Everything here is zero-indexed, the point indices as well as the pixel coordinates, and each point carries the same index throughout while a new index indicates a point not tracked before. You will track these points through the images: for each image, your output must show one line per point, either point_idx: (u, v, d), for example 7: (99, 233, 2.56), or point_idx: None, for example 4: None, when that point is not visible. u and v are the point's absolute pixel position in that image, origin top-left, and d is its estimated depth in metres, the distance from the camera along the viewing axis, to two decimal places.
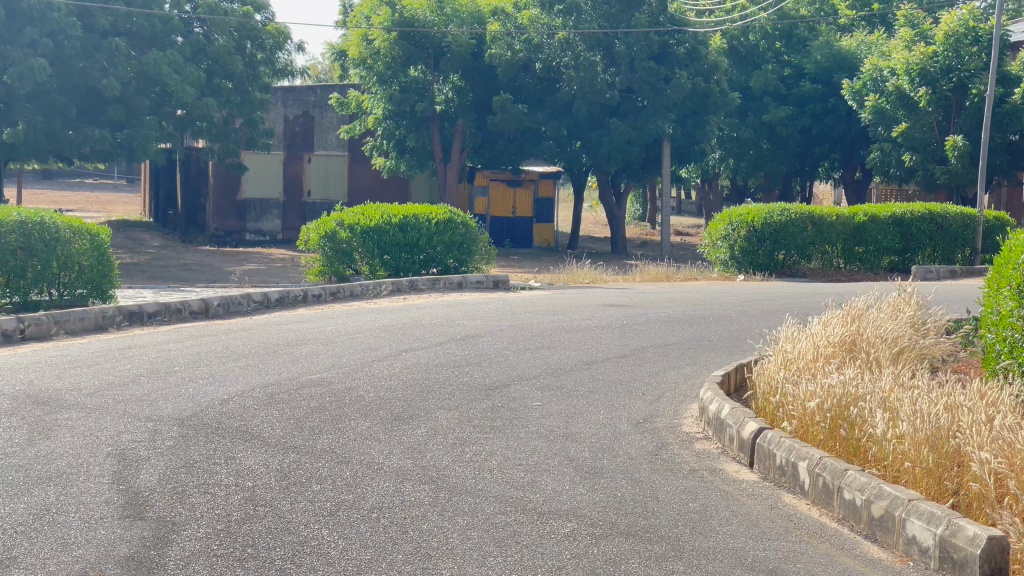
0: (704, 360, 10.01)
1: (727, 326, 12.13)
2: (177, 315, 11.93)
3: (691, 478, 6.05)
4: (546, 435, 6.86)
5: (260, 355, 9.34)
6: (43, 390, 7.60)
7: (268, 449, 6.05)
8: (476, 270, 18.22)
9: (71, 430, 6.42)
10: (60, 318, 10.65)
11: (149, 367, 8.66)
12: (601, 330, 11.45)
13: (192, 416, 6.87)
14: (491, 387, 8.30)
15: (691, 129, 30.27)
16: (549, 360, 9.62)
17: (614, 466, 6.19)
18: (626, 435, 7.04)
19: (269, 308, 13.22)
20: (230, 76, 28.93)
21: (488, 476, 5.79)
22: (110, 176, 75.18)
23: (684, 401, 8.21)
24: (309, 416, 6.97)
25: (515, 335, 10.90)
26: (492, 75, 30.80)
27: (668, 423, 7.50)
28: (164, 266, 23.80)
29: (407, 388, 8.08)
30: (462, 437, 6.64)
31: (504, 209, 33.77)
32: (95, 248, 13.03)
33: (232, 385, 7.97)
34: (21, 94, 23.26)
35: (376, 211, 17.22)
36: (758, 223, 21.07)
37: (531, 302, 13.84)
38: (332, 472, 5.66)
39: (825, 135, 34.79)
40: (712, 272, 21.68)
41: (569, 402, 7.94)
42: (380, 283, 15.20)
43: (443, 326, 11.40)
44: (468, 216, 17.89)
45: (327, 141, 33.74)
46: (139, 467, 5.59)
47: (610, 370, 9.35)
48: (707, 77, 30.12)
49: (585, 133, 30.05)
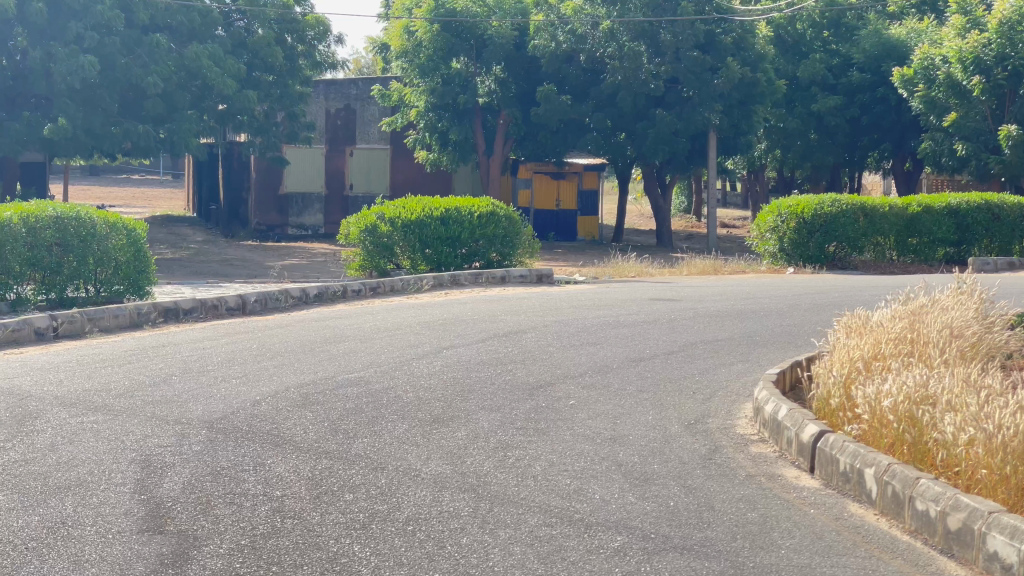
0: (757, 357, 9.62)
1: (778, 320, 11.75)
2: (214, 311, 11.65)
3: (748, 485, 5.69)
4: (592, 437, 6.52)
5: (296, 353, 9.04)
6: (69, 392, 7.32)
7: (299, 455, 5.73)
8: (519, 264, 17.89)
9: (95, 434, 6.13)
10: (94, 315, 10.39)
11: (182, 366, 8.38)
12: (649, 325, 11.10)
13: (222, 418, 6.58)
14: (535, 387, 7.96)
15: (738, 120, 29.78)
16: (595, 357, 9.27)
17: (665, 472, 5.84)
18: (677, 438, 6.68)
19: (308, 303, 12.93)
20: (271, 69, 28.72)
21: (532, 484, 5.45)
22: (156, 172, 75.39)
23: (738, 399, 7.85)
24: (345, 418, 6.65)
25: (560, 331, 10.56)
26: (535, 67, 30.43)
27: (720, 424, 7.13)
28: (205, 261, 23.60)
29: (447, 387, 7.75)
30: (505, 440, 6.31)
31: (548, 202, 33.47)
32: (132, 244, 12.76)
33: (265, 384, 7.66)
34: (62, 89, 23.04)
35: (418, 204, 16.97)
36: (808, 215, 20.64)
37: (577, 296, 13.46)
38: (366, 481, 5.34)
39: (875, 124, 34.23)
40: (761, 265, 21.31)
41: (616, 402, 7.58)
42: (421, 278, 14.89)
43: (485, 321, 11.07)
44: (511, 209, 17.55)
45: (370, 134, 33.49)
46: (163, 475, 5.29)
47: (657, 368, 8.98)
48: (754, 66, 29.63)
49: (630, 125, 29.62)
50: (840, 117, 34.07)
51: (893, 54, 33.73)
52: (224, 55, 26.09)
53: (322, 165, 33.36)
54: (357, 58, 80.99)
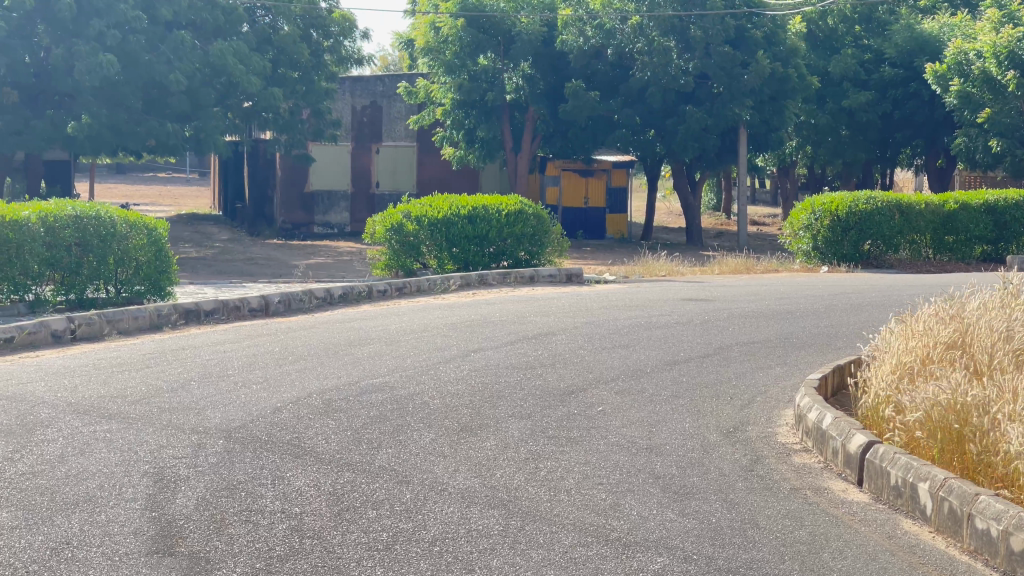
0: (795, 359, 9.32)
1: (816, 321, 11.43)
2: (235, 313, 11.40)
3: (794, 500, 5.38)
4: (628, 447, 6.20)
5: (319, 356, 8.77)
6: (82, 398, 7.06)
7: (321, 468, 5.45)
8: (548, 264, 17.56)
9: (108, 444, 5.86)
10: (113, 317, 10.13)
11: (201, 370, 8.12)
12: (683, 327, 10.78)
13: (241, 426, 6.30)
14: (567, 392, 7.66)
15: (769, 116, 29.41)
16: (628, 361, 8.97)
17: (704, 485, 5.53)
18: (717, 448, 6.37)
19: (332, 304, 12.66)
20: (296, 66, 28.49)
21: (566, 499, 5.16)
22: (183, 170, 75.31)
23: (778, 406, 7.55)
24: (369, 427, 6.37)
25: (592, 333, 10.27)
26: (563, 63, 30.11)
27: (760, 432, 6.82)
28: (230, 260, 23.38)
29: (475, 393, 7.46)
30: (536, 451, 6.02)
31: (576, 200, 33.09)
32: (153, 244, 12.47)
33: (286, 390, 7.38)
34: (85, 86, 22.82)
35: (445, 202, 16.69)
36: (843, 212, 20.30)
37: (610, 296, 13.16)
38: (391, 496, 5.05)
39: (908, 120, 33.80)
40: (794, 263, 20.89)
41: (650, 409, 7.27)
42: (448, 277, 14.60)
43: (515, 323, 10.77)
44: (540, 207, 17.21)
45: (396, 132, 33.25)
46: (176, 489, 5.01)
47: (694, 371, 8.68)
48: (785, 62, 29.27)
49: (659, 121, 29.27)
50: (872, 113, 33.64)
51: (925, 49, 33.25)
52: (249, 52, 25.85)
53: (348, 162, 33.13)
54: (384, 55, 80.91)
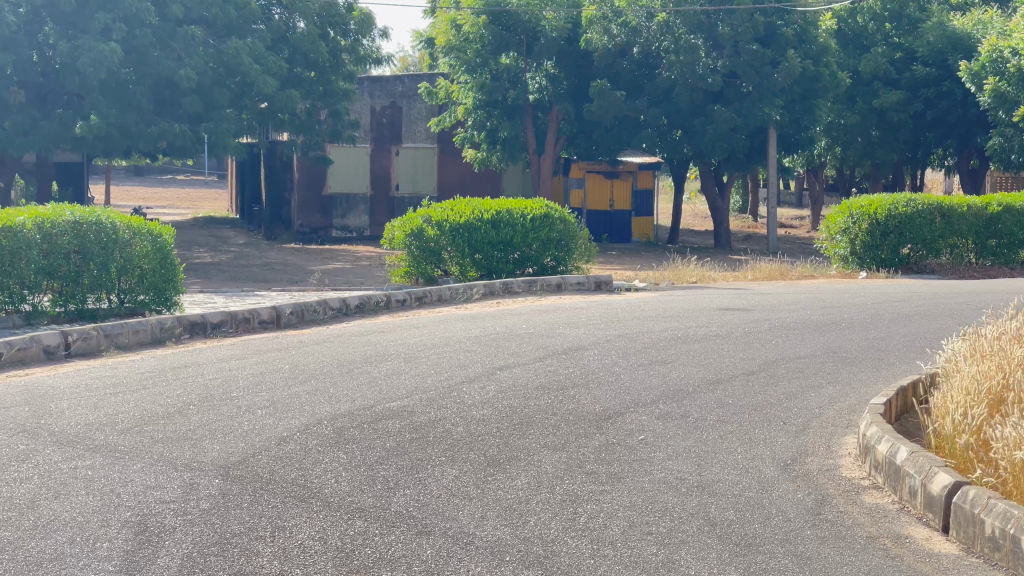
0: (847, 377, 8.56)
1: (864, 333, 10.66)
2: (245, 325, 10.72)
3: (872, 553, 4.65)
4: (677, 485, 5.50)
5: (333, 375, 8.08)
6: (68, 426, 6.39)
7: (330, 516, 4.74)
8: (575, 270, 16.78)
9: (89, 484, 5.20)
10: (111, 331, 9.48)
11: (201, 393, 7.41)
12: (722, 341, 10.04)
13: (241, 462, 5.61)
14: (602, 417, 6.96)
15: (799, 115, 28.68)
16: (668, 380, 8.23)
17: (767, 534, 4.81)
18: (776, 485, 5.64)
19: (349, 315, 11.94)
20: (313, 66, 27.84)
21: (612, 555, 4.45)
22: (201, 172, 74.91)
23: (837, 433, 6.81)
24: (384, 462, 5.67)
25: (624, 348, 9.55)
26: (587, 61, 29.37)
27: (820, 465, 6.09)
28: (245, 266, 22.75)
29: (504, 419, 6.77)
30: (573, 491, 5.31)
31: (601, 201, 32.39)
32: (159, 250, 11.75)
33: (294, 416, 6.68)
34: (93, 85, 22.16)
35: (467, 206, 16.04)
36: (882, 215, 19.62)
37: (642, 306, 12.44)
38: (408, 553, 4.35)
39: (940, 120, 32.95)
40: (831, 269, 20.17)
41: (694, 437, 6.56)
42: (471, 286, 13.91)
43: (542, 336, 10.04)
44: (567, 211, 16.51)
45: (416, 133, 32.52)
46: (158, 545, 4.35)
47: (740, 392, 7.94)
48: (816, 59, 28.53)
49: (687, 122, 28.53)
50: (903, 113, 32.82)
51: (959, 47, 32.29)
52: (265, 51, 25.19)
53: (367, 164, 32.34)
54: (404, 55, 80.31)
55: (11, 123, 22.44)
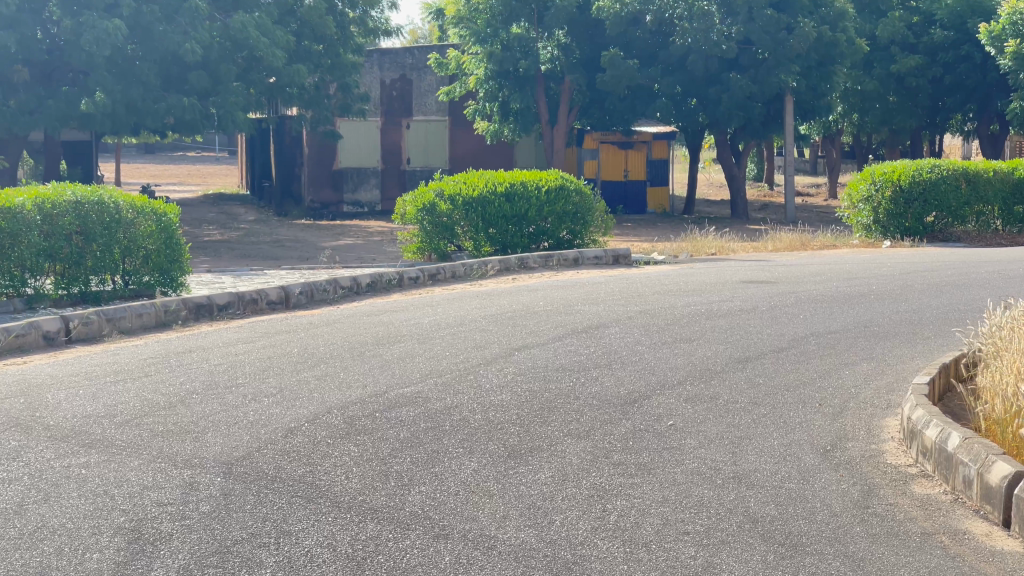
0: (882, 353, 8.17)
1: (894, 306, 10.25)
2: (253, 306, 10.36)
3: (931, 552, 4.27)
4: (712, 477, 5.12)
5: (343, 359, 7.71)
6: (64, 419, 6.03)
7: (340, 519, 4.38)
8: (592, 244, 16.31)
9: (83, 484, 4.84)
10: (113, 314, 9.12)
11: (205, 379, 7.06)
12: (747, 316, 9.66)
13: (246, 457, 5.25)
14: (628, 401, 6.59)
15: (817, 82, 28.24)
16: (693, 359, 7.84)
17: (814, 532, 4.43)
18: (818, 475, 5.24)
19: (360, 294, 11.58)
20: (321, 39, 27.41)
21: (646, 559, 4.08)
22: (212, 149, 74.60)
23: (878, 415, 6.43)
24: (398, 455, 5.31)
25: (647, 325, 9.17)
26: (600, 31, 28.93)
27: (863, 450, 5.71)
28: (255, 243, 22.40)
29: (524, 405, 6.40)
30: (601, 485, 4.93)
31: (615, 172, 32.00)
32: (163, 229, 11.41)
33: (304, 405, 6.33)
34: (97, 61, 21.72)
35: (481, 180, 15.66)
36: (905, 183, 19.21)
37: (661, 280, 12.07)
38: (425, 561, 3.98)
39: (959, 84, 32.42)
40: (854, 239, 19.78)
41: (726, 422, 6.17)
42: (485, 262, 13.52)
43: (561, 314, 9.68)
44: (583, 183, 16.05)
45: (427, 105, 32.03)
46: (152, 555, 3.98)
47: (771, 370, 7.57)
48: (833, 25, 28.05)
49: (702, 90, 28.06)
50: (922, 78, 32.34)
51: (977, 10, 31.76)
52: (272, 25, 24.78)
53: (378, 139, 32.02)
54: (413, 27, 79.75)
55: (15, 101, 22.07)
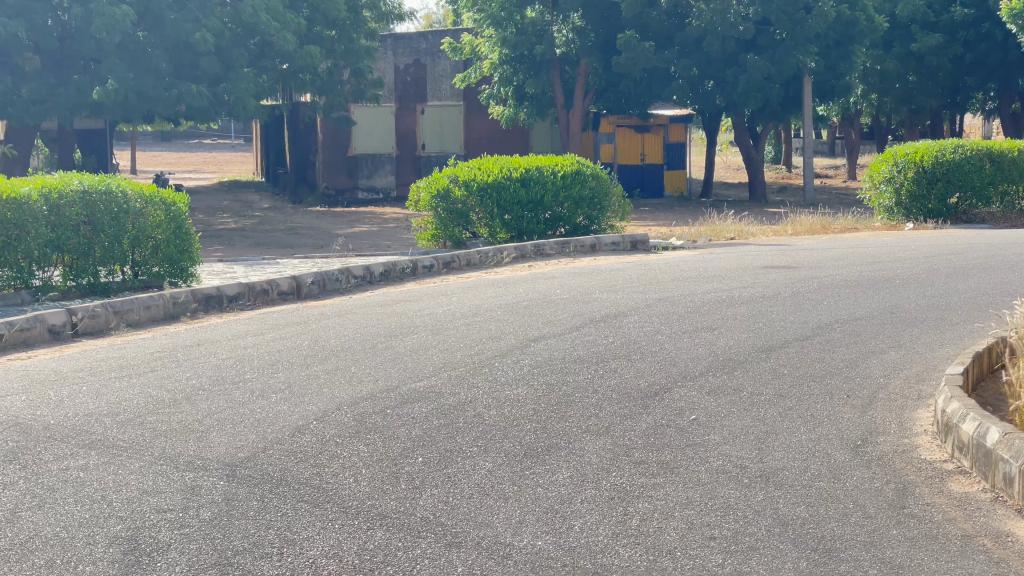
0: (910, 341, 7.91)
1: (920, 291, 9.98)
2: (263, 297, 10.15)
3: (973, 558, 4.02)
4: (738, 476, 4.89)
5: (355, 352, 7.49)
6: (66, 417, 5.82)
7: (347, 526, 4.16)
8: (609, 230, 16.07)
9: (80, 488, 4.63)
10: (121, 308, 8.92)
11: (213, 375, 6.84)
12: (770, 303, 9.42)
13: (252, 459, 5.02)
14: (649, 394, 6.35)
15: (836, 63, 27.90)
16: (715, 349, 7.60)
17: (847, 536, 4.19)
18: (850, 473, 4.99)
19: (373, 283, 11.36)
20: (333, 24, 27.17)
21: (672, 568, 3.85)
22: (228, 137, 74.50)
23: (909, 407, 6.19)
24: (410, 455, 5.09)
25: (666, 313, 8.93)
26: (615, 13, 28.62)
27: (895, 446, 5.46)
28: (269, 231, 22.21)
29: (541, 399, 6.17)
30: (621, 486, 4.70)
31: (633, 156, 31.69)
32: (173, 220, 11.19)
33: (314, 401, 6.10)
34: (108, 48, 21.51)
35: (496, 165, 15.42)
36: (928, 163, 18.91)
37: (681, 266, 11.82)
38: (436, 573, 3.76)
39: (980, 63, 32.00)
40: (876, 221, 19.51)
41: (752, 415, 5.93)
42: (501, 249, 13.29)
43: (579, 302, 9.44)
44: (599, 167, 15.79)
45: (441, 91, 31.80)
46: (145, 570, 3.76)
47: (797, 360, 7.32)
48: (852, 4, 27.69)
49: (719, 72, 27.75)
50: (942, 57, 31.96)
51: None
52: (283, 10, 24.54)
53: (392, 124, 31.67)
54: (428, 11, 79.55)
55: (26, 89, 21.90)
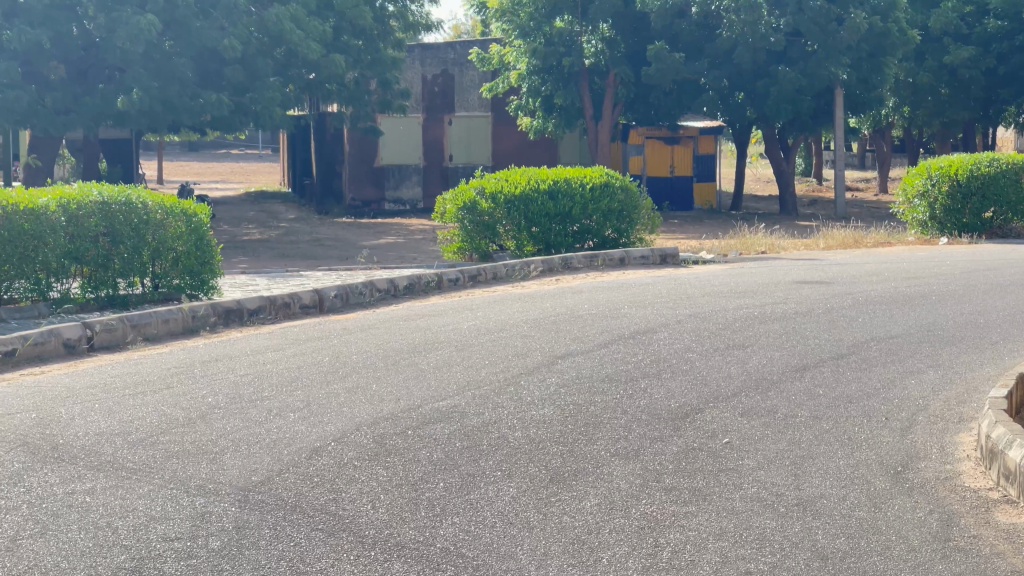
0: (949, 360, 7.66)
1: (957, 308, 9.72)
2: (285, 311, 9.97)
3: None
4: (776, 505, 4.66)
5: (377, 369, 7.29)
6: (76, 437, 5.64)
7: (363, 558, 3.95)
8: (638, 242, 15.83)
9: (85, 514, 4.43)
10: (139, 321, 8.75)
11: (231, 392, 6.65)
12: (804, 319, 9.19)
13: (265, 483, 4.82)
14: (680, 415, 6.13)
15: (868, 74, 27.58)
16: (747, 368, 7.36)
17: (890, 573, 3.96)
18: (892, 502, 4.76)
19: (397, 297, 11.17)
20: (360, 34, 27.03)
21: None
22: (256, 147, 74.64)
23: (951, 430, 5.94)
24: (430, 480, 4.88)
25: (697, 329, 8.71)
26: (644, 24, 28.40)
27: (937, 472, 5.22)
28: (295, 242, 22.07)
29: (568, 420, 5.95)
30: (652, 515, 4.48)
31: (662, 168, 31.47)
32: (193, 232, 11.01)
33: (333, 421, 5.90)
34: (133, 58, 21.41)
35: (523, 177, 15.22)
36: (963, 177, 18.60)
37: (712, 280, 11.59)
38: None
39: (1014, 75, 31.62)
40: (909, 236, 19.23)
41: (787, 439, 5.70)
42: (528, 263, 13.09)
43: (607, 318, 9.23)
44: (628, 180, 15.54)
45: (469, 102, 31.57)
46: None
47: (832, 380, 7.07)
48: (885, 15, 27.37)
49: (749, 83, 27.49)
50: (975, 69, 31.61)
51: None
52: (310, 19, 24.41)
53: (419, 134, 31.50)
54: (457, 22, 79.56)
55: (52, 100, 21.85)
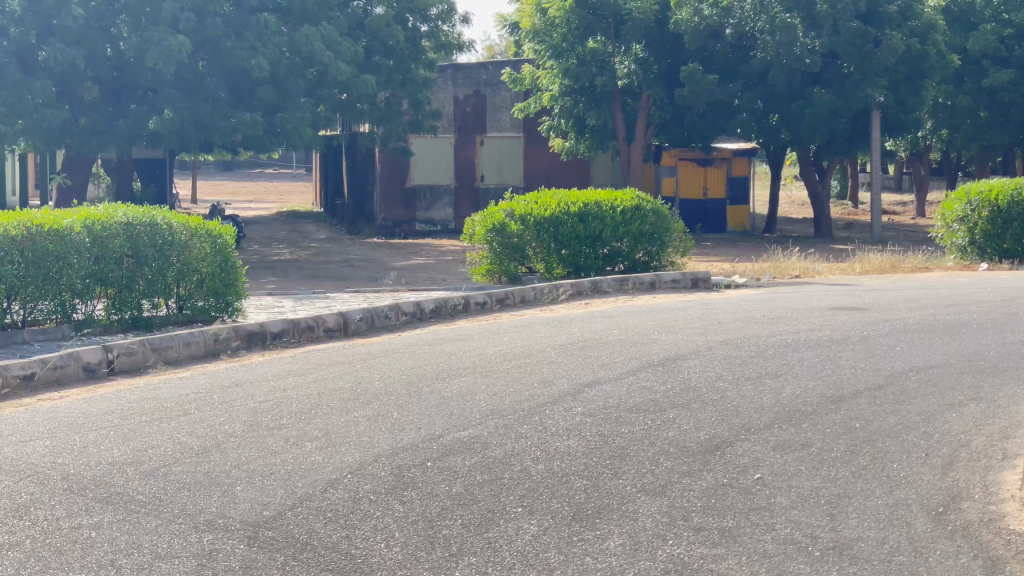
0: (990, 393, 7.41)
1: (997, 337, 9.46)
2: (308, 334, 9.80)
3: None
4: (810, 548, 4.44)
5: (397, 396, 7.10)
6: (88, 467, 5.47)
7: None
8: (670, 265, 15.60)
9: (89, 551, 4.26)
10: (160, 344, 8.59)
11: (247, 420, 6.47)
12: (838, 347, 8.96)
13: (278, 517, 4.64)
14: (709, 448, 5.92)
15: (905, 97, 27.27)
16: (781, 398, 7.13)
17: None
18: (933, 545, 4.53)
19: (423, 320, 10.99)
20: (392, 54, 26.91)
21: None
22: (290, 166, 74.77)
23: (993, 468, 5.70)
24: (447, 516, 4.68)
25: (729, 357, 8.48)
26: (678, 44, 28.19)
27: (980, 514, 4.98)
28: (325, 262, 21.93)
29: (593, 452, 5.75)
30: (679, 557, 4.27)
31: (695, 190, 31.30)
32: (218, 253, 10.88)
33: (350, 452, 5.72)
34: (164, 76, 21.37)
35: (553, 199, 15.04)
36: (1002, 202, 18.33)
37: (746, 306, 11.38)
38: None
39: None
40: (948, 260, 19.00)
41: (821, 475, 5.48)
42: (557, 286, 12.90)
43: (636, 344, 9.03)
44: (660, 202, 15.29)
45: (501, 122, 31.48)
46: None
47: (869, 412, 6.83)
48: (923, 37, 27.06)
49: (784, 105, 27.24)
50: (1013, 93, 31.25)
51: None
52: (341, 38, 24.32)
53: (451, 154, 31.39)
54: (492, 43, 79.59)
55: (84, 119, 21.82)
